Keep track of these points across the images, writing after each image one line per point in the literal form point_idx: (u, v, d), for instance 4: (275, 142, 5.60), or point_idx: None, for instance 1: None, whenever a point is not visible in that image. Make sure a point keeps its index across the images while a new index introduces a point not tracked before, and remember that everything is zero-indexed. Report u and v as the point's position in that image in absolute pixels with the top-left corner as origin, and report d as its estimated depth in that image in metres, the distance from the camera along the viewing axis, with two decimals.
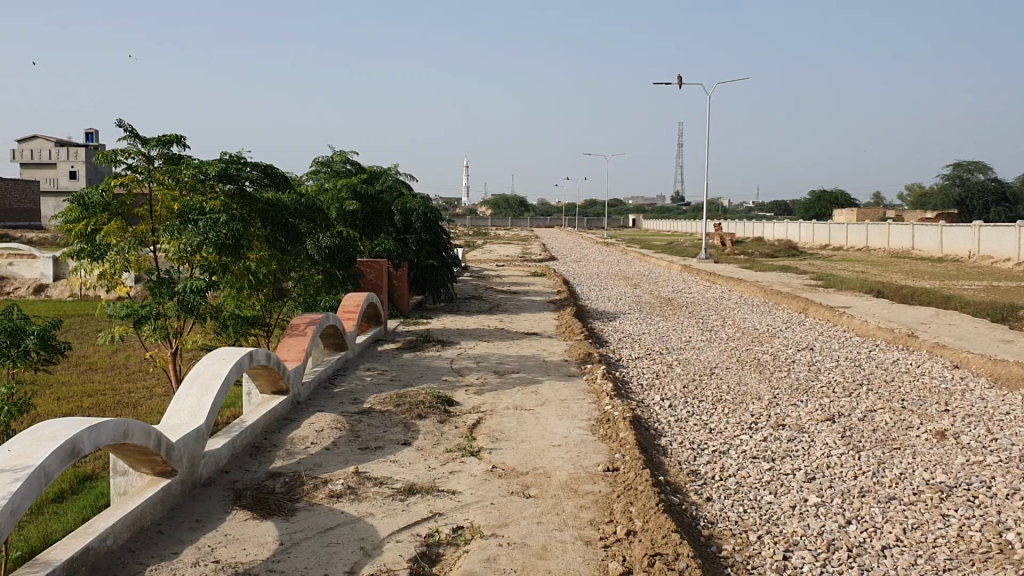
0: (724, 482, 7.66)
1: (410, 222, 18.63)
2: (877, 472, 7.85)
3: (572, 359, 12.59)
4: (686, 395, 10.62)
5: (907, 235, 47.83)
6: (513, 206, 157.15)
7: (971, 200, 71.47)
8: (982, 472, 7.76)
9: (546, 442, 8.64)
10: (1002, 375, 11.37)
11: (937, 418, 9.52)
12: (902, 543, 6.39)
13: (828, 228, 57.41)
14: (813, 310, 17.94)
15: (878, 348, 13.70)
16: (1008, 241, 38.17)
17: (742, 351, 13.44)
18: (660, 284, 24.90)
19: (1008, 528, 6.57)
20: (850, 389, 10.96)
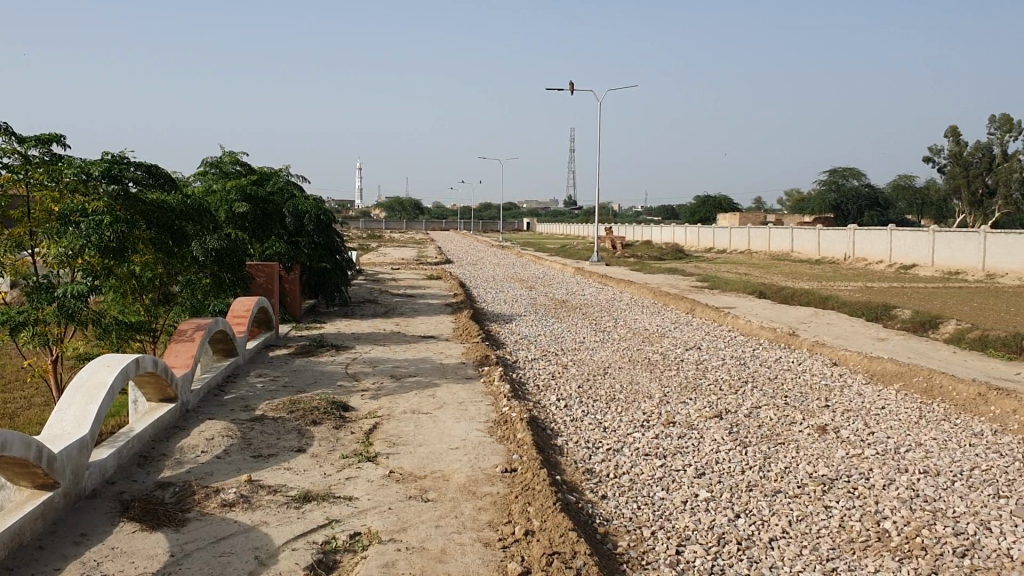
0: (618, 479, 7.83)
1: (303, 223, 18.21)
2: (763, 466, 8.15)
3: (469, 361, 12.62)
4: (580, 395, 10.78)
5: (787, 239, 49.79)
6: (407, 209, 156.29)
7: (845, 205, 74.92)
8: (861, 464, 8.15)
9: (443, 445, 8.64)
10: (877, 371, 11.98)
11: (818, 414, 9.95)
12: (788, 535, 6.65)
13: (713, 231, 59.21)
14: (700, 310, 18.49)
15: (762, 346, 14.23)
16: (881, 244, 40.28)
17: (633, 351, 13.73)
18: (554, 287, 25.21)
19: (885, 517, 6.92)
20: (736, 386, 11.35)
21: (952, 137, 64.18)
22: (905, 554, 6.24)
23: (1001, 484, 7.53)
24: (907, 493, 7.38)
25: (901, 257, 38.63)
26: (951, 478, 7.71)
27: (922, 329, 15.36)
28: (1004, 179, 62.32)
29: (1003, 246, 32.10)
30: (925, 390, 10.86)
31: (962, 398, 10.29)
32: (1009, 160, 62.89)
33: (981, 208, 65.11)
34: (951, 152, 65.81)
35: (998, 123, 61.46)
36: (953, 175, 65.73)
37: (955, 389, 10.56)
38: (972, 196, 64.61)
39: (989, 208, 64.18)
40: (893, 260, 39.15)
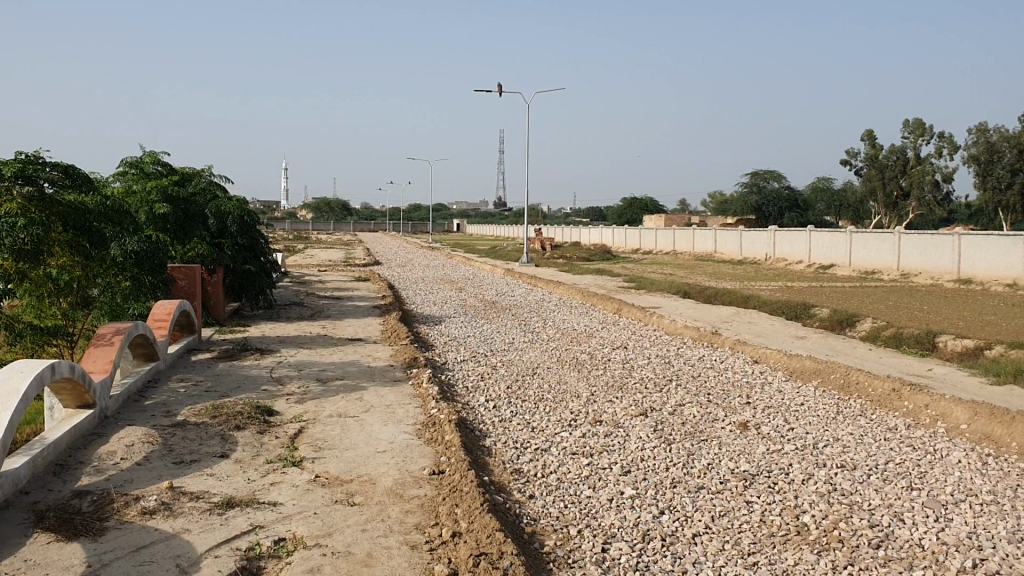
0: (546, 479, 7.88)
1: (226, 225, 17.89)
2: (686, 463, 8.29)
3: (397, 364, 12.54)
4: (509, 396, 10.81)
5: (711, 240, 50.73)
6: (334, 210, 154.52)
7: (766, 207, 76.66)
8: (781, 459, 8.34)
9: (370, 448, 8.57)
10: (796, 368, 12.29)
11: (740, 411, 10.16)
12: (711, 530, 6.78)
13: (639, 232, 60.02)
14: (626, 310, 18.72)
15: (686, 345, 14.47)
16: (800, 245, 41.37)
17: (561, 351, 13.83)
18: (483, 287, 25.24)
19: (804, 511, 7.10)
20: (661, 385, 11.52)
21: (868, 141, 66.22)
22: (822, 547, 6.42)
23: (914, 476, 7.79)
24: (825, 487, 7.59)
25: (820, 257, 39.72)
26: (867, 471, 7.96)
27: (839, 327, 15.81)
28: (917, 181, 64.49)
29: (916, 246, 33.25)
30: (842, 386, 11.18)
31: (877, 394, 10.62)
32: (921, 163, 65.19)
33: (895, 209, 67.34)
34: (867, 156, 67.92)
35: (911, 128, 63.65)
36: (869, 177, 67.86)
37: (870, 385, 10.90)
38: (887, 197, 66.79)
39: (903, 209, 66.48)
40: (812, 261, 40.22)
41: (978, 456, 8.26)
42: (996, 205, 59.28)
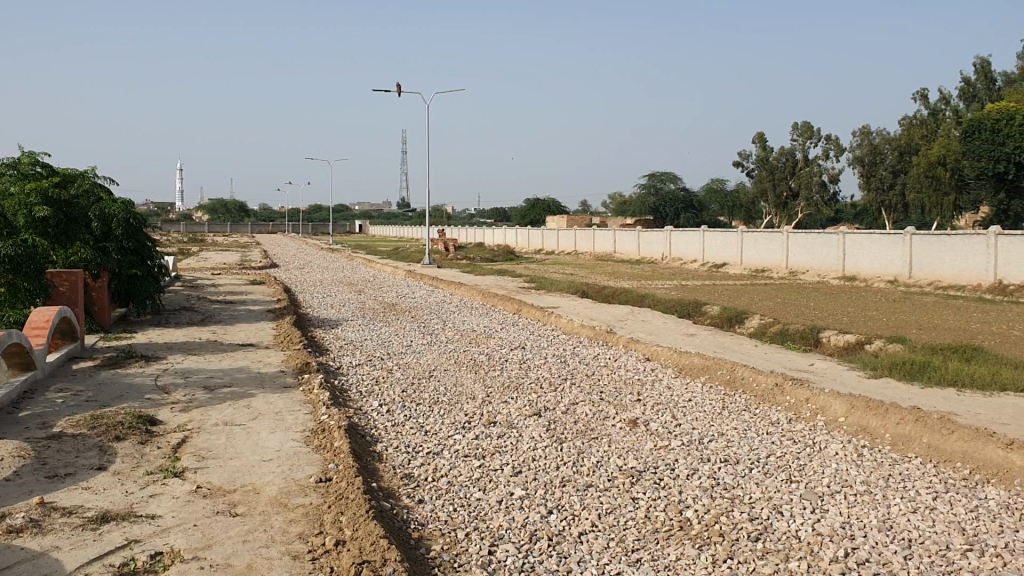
0: (436, 482, 7.82)
1: (111, 229, 17.22)
2: (576, 462, 8.36)
3: (289, 369, 12.28)
4: (403, 399, 10.69)
5: (610, 240, 51.53)
6: (232, 212, 151.13)
7: (664, 208, 78.14)
8: (667, 455, 8.50)
9: (256, 457, 8.37)
10: (685, 365, 12.55)
11: (631, 408, 10.32)
12: (597, 528, 6.85)
13: (542, 232, 60.45)
14: (526, 310, 18.84)
15: (581, 344, 14.64)
16: (694, 244, 42.39)
17: (458, 353, 13.78)
18: (383, 290, 25.03)
19: (687, 506, 7.23)
20: (555, 384, 11.60)
21: (759, 142, 68.18)
22: (704, 541, 6.55)
23: (793, 469, 8.03)
24: (709, 482, 7.76)
25: (713, 256, 40.78)
26: (749, 465, 8.16)
27: (729, 324, 16.23)
28: (805, 182, 67.29)
29: (804, 245, 34.42)
30: (727, 381, 11.48)
31: (760, 389, 10.93)
32: (809, 164, 67.57)
33: (785, 209, 69.40)
34: (759, 157, 70.03)
35: (799, 130, 65.85)
36: (760, 179, 69.98)
37: (754, 380, 11.21)
38: (778, 197, 69.01)
39: (793, 209, 68.75)
40: (706, 260, 41.25)
41: (854, 448, 8.57)
42: (879, 204, 61.88)
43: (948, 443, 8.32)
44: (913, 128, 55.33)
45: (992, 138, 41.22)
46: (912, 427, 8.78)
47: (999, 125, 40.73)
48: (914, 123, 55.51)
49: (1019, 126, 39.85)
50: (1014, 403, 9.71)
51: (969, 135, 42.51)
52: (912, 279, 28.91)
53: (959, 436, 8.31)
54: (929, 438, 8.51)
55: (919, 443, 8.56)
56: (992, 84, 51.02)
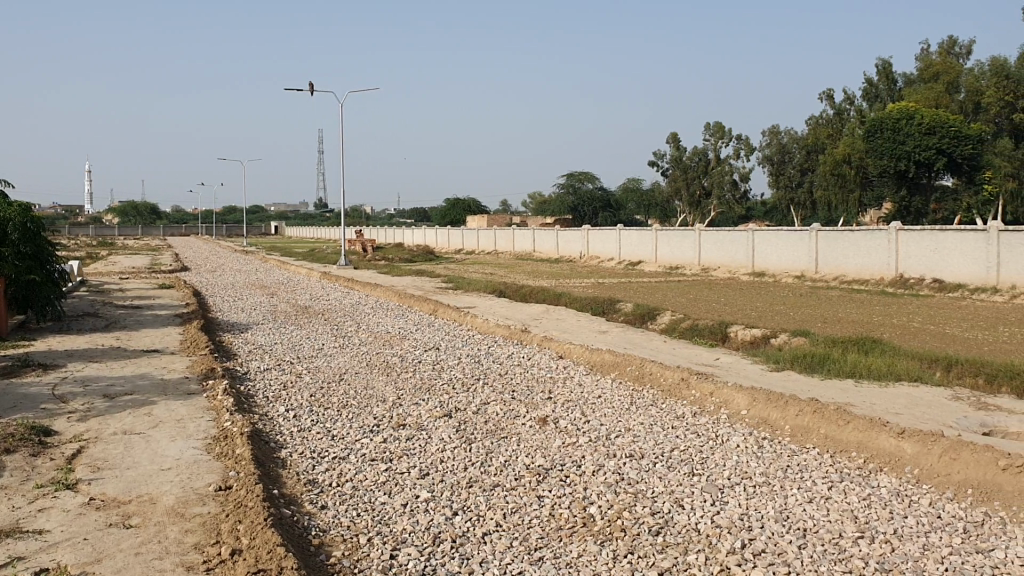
0: (341, 488, 7.70)
1: (7, 233, 16.59)
2: (484, 462, 8.33)
3: (194, 375, 11.95)
4: (311, 404, 10.51)
5: (529, 240, 51.78)
6: (144, 214, 147.32)
7: (582, 207, 78.85)
8: (574, 452, 8.54)
9: (155, 466, 8.12)
10: (597, 362, 12.65)
11: (541, 406, 10.35)
12: (501, 527, 6.84)
13: (461, 232, 60.39)
14: (441, 310, 18.76)
15: (495, 343, 14.62)
16: (611, 243, 42.89)
17: (371, 355, 13.62)
18: (296, 292, 24.67)
19: (591, 503, 7.28)
20: (468, 384, 11.55)
21: (673, 142, 69.30)
22: (606, 537, 6.58)
23: (695, 462, 8.16)
24: (614, 477, 7.83)
25: (629, 254, 41.31)
26: (653, 459, 8.27)
27: (642, 321, 16.43)
28: (717, 181, 68.75)
29: (716, 241, 35.11)
30: (636, 377, 11.62)
31: (668, 383, 11.09)
32: (720, 164, 69.05)
33: (699, 208, 70.70)
34: (673, 157, 71.15)
35: (711, 131, 67.14)
36: (674, 178, 71.13)
37: (662, 375, 11.37)
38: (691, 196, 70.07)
39: (705, 208, 70.06)
40: (622, 258, 41.77)
41: (755, 440, 8.76)
42: (788, 202, 63.47)
43: (844, 433, 8.58)
44: (819, 128, 56.90)
45: (893, 137, 42.81)
46: (810, 418, 9.01)
47: (899, 125, 42.34)
48: (820, 123, 57.14)
49: (918, 125, 41.55)
50: (907, 392, 10.06)
51: (871, 134, 44.06)
52: (819, 274, 29.78)
53: (854, 426, 8.57)
54: (826, 429, 8.75)
55: (816, 434, 8.79)
56: (893, 85, 52.82)
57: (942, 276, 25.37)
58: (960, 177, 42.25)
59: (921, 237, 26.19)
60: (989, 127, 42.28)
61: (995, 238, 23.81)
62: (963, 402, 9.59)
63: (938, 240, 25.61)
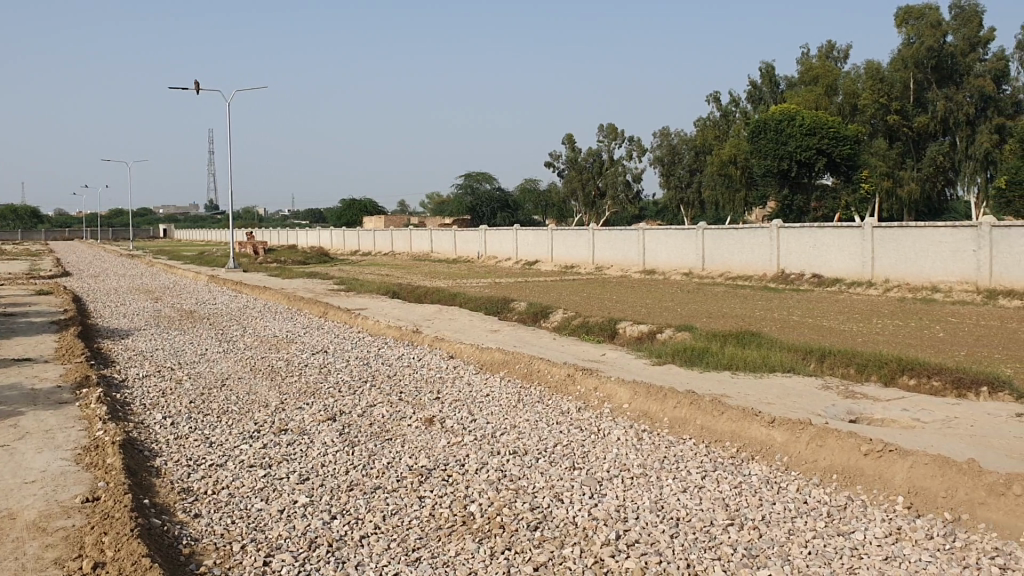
0: (216, 495, 7.50)
1: None
2: (366, 465, 8.24)
3: (66, 384, 11.48)
4: (191, 411, 10.22)
5: (427, 240, 51.65)
6: (25, 218, 140.94)
7: (480, 207, 79.13)
8: (458, 452, 8.54)
9: (17, 480, 7.76)
10: (486, 360, 12.72)
11: (428, 406, 10.32)
12: (379, 530, 6.77)
13: (359, 233, 59.78)
14: (331, 313, 18.52)
15: (385, 345, 14.52)
16: (508, 243, 43.15)
17: (257, 359, 13.36)
18: (181, 296, 23.98)
19: (472, 501, 7.29)
20: (354, 387, 11.42)
21: (569, 143, 70.14)
22: (484, 534, 6.59)
23: (577, 456, 8.27)
24: (495, 475, 7.85)
25: (526, 254, 41.61)
26: (536, 455, 8.34)
27: (535, 320, 16.58)
28: (611, 182, 69.78)
29: (610, 242, 35.66)
30: (524, 374, 11.73)
31: (555, 379, 11.22)
32: (614, 164, 70.20)
33: (594, 208, 71.87)
34: (568, 158, 72.05)
35: (604, 132, 68.17)
36: (570, 178, 72.06)
37: (549, 371, 11.50)
38: (586, 196, 71.29)
39: (601, 208, 71.27)
40: (519, 257, 42.05)
41: (635, 432, 8.94)
42: (678, 202, 65.13)
43: (720, 423, 8.83)
44: (707, 129, 58.45)
45: (776, 138, 44.42)
46: (687, 410, 9.26)
47: (781, 126, 43.95)
48: (707, 124, 58.61)
49: (799, 126, 43.20)
50: (779, 382, 10.47)
51: (757, 135, 45.53)
52: (706, 271, 30.61)
53: (728, 417, 8.85)
54: (702, 420, 9.00)
55: (693, 425, 9.04)
56: (776, 88, 54.69)
57: (821, 272, 26.43)
58: (839, 177, 44.30)
59: (800, 234, 27.22)
60: (865, 127, 44.05)
61: (869, 235, 24.96)
62: (831, 390, 10.03)
63: (817, 237, 26.62)
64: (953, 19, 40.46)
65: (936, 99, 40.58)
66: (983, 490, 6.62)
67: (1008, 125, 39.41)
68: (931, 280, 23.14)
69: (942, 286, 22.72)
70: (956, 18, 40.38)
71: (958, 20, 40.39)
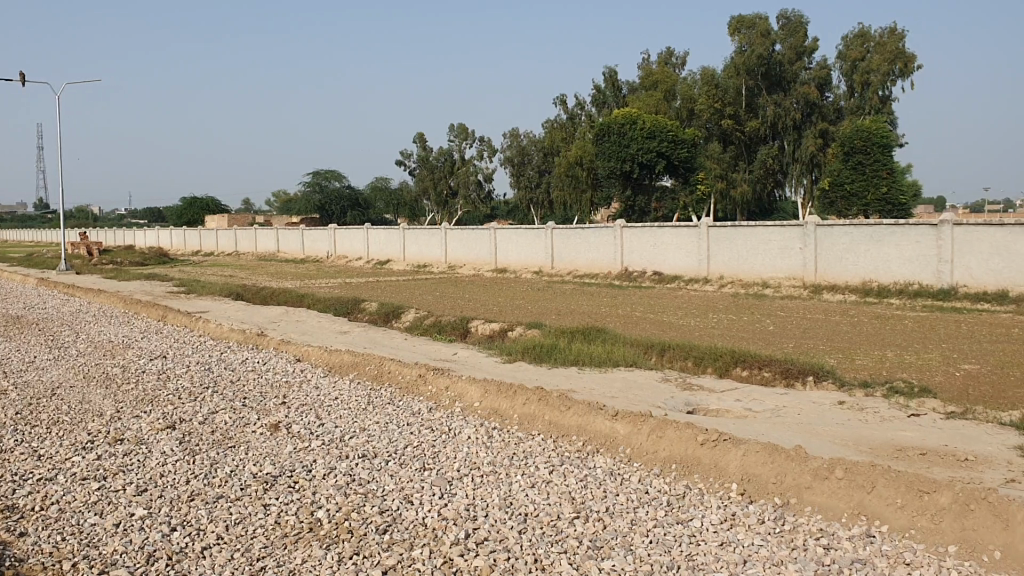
0: (44, 512, 7.07)
1: None
2: (208, 473, 7.97)
3: None
4: (16, 423, 9.58)
5: (273, 240, 50.39)
6: None
7: (329, 205, 77.81)
8: (305, 457, 8.38)
9: None
10: (335, 363, 12.55)
11: (274, 411, 10.07)
12: (223, 540, 6.55)
13: (202, 232, 57.66)
14: (172, 316, 17.79)
15: (229, 349, 14.05)
16: (358, 242, 42.66)
17: (89, 367, 12.65)
18: (4, 301, 22.44)
19: (320, 507, 7.17)
20: (196, 393, 11.00)
21: (420, 142, 69.89)
22: (332, 540, 6.49)
23: (427, 457, 8.28)
24: (343, 479, 7.75)
25: (377, 253, 41.23)
26: (386, 457, 8.29)
27: (385, 319, 16.48)
28: (463, 181, 70.10)
29: (462, 241, 35.82)
30: (375, 375, 11.66)
31: (405, 380, 11.20)
32: (465, 164, 70.54)
33: (446, 207, 72.02)
34: (420, 156, 71.83)
35: (455, 132, 68.30)
36: (421, 177, 71.89)
37: (399, 372, 11.47)
38: (438, 195, 71.29)
39: (453, 207, 71.52)
40: (370, 257, 41.60)
41: (485, 430, 9.02)
42: (528, 202, 66.17)
43: (566, 418, 9.06)
44: (555, 130, 59.59)
45: (618, 141, 45.65)
46: (536, 406, 9.44)
47: (623, 130, 45.24)
48: (554, 126, 59.52)
49: (641, 129, 44.65)
50: (622, 376, 10.85)
51: (601, 137, 46.64)
52: (555, 269, 31.23)
53: (574, 411, 9.08)
54: (549, 416, 9.20)
55: (541, 420, 9.22)
56: (619, 92, 56.31)
57: (662, 269, 27.46)
58: (677, 178, 46.05)
59: (642, 233, 28.14)
60: (702, 131, 46.03)
61: (704, 233, 26.13)
62: (671, 383, 10.46)
63: (657, 235, 27.62)
64: (781, 29, 42.95)
65: (765, 105, 42.99)
66: (809, 475, 7.07)
67: (830, 130, 42.12)
68: (762, 277, 24.43)
69: (772, 282, 24.04)
70: (783, 29, 42.92)
71: (784, 31, 42.97)
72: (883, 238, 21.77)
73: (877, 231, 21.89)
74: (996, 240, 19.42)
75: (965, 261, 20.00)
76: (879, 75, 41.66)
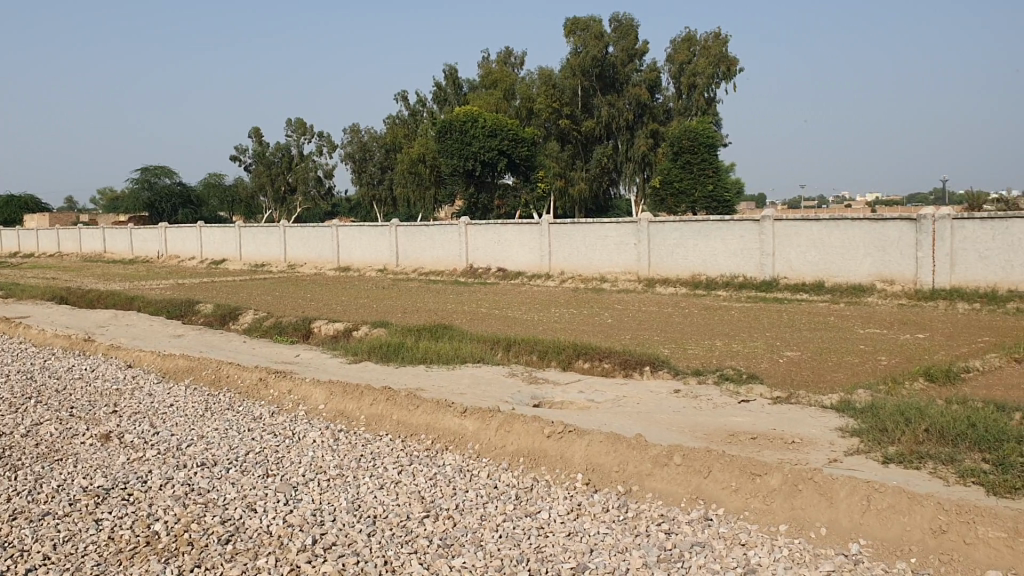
0: None
1: None
2: (31, 490, 7.43)
3: None
4: None
5: (99, 239, 47.60)
6: None
7: (159, 203, 74.17)
8: (139, 468, 7.97)
9: None
10: (169, 368, 12.00)
11: (104, 421, 9.51)
12: (50, 560, 6.12)
13: (19, 232, 53.76)
14: None
15: (52, 356, 13.15)
16: (190, 241, 40.93)
17: None
18: None
19: (156, 519, 6.83)
20: (15, 405, 10.22)
21: (255, 137, 67.65)
22: (171, 554, 6.19)
23: (270, 462, 8.05)
24: (181, 489, 7.42)
25: (212, 252, 39.66)
26: (227, 465, 7.99)
27: (222, 321, 15.89)
28: (301, 178, 68.41)
29: (302, 239, 35.00)
30: (213, 379, 11.22)
31: (245, 384, 10.83)
32: (304, 160, 68.88)
33: (284, 205, 70.15)
34: (255, 152, 69.51)
35: (293, 127, 66.51)
36: (257, 173, 69.63)
37: (239, 376, 11.08)
38: (276, 192, 69.30)
39: (291, 204, 69.77)
40: (205, 256, 39.95)
41: (331, 432, 8.86)
42: (370, 199, 65.43)
43: (413, 417, 9.01)
44: (396, 128, 59.12)
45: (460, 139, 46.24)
46: (383, 406, 9.35)
47: (465, 128, 45.87)
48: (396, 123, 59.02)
49: (482, 127, 45.43)
50: (469, 372, 10.90)
51: (443, 135, 47.14)
52: (399, 267, 31.03)
53: (422, 409, 9.05)
54: (397, 415, 9.13)
55: (388, 420, 9.14)
56: (460, 90, 56.49)
57: (505, 265, 27.80)
58: (518, 177, 46.96)
59: (486, 231, 28.36)
60: (540, 130, 46.84)
61: (545, 231, 26.60)
62: (517, 377, 10.58)
63: (500, 232, 27.92)
64: (613, 31, 44.13)
65: (600, 105, 44.09)
66: (649, 462, 7.33)
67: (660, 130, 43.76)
68: (601, 272, 25.18)
69: (609, 276, 24.86)
70: (615, 31, 44.10)
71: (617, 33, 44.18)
72: (710, 233, 22.84)
73: (705, 227, 22.94)
74: (813, 235, 20.82)
75: (785, 255, 21.32)
76: (705, 78, 43.56)
